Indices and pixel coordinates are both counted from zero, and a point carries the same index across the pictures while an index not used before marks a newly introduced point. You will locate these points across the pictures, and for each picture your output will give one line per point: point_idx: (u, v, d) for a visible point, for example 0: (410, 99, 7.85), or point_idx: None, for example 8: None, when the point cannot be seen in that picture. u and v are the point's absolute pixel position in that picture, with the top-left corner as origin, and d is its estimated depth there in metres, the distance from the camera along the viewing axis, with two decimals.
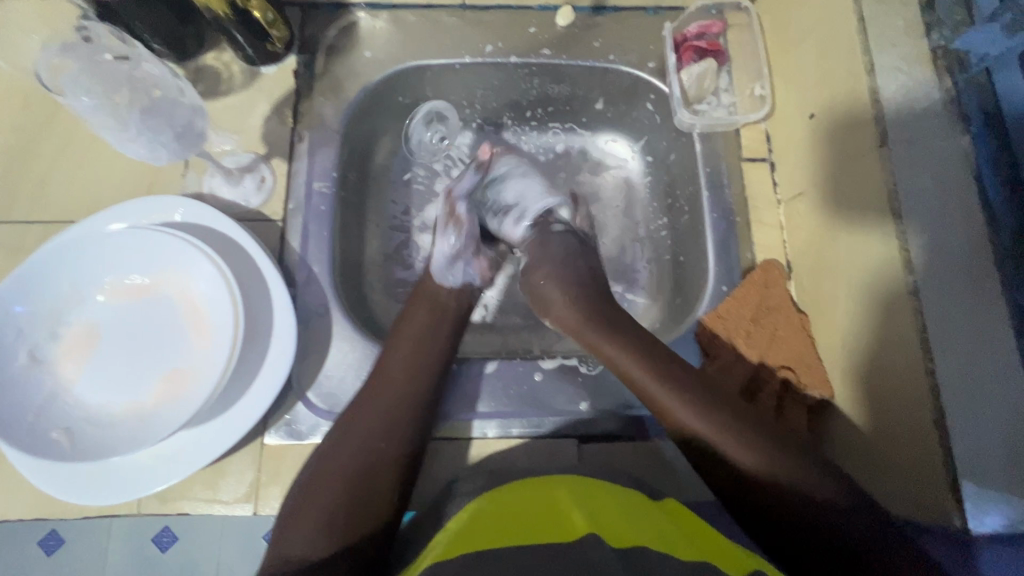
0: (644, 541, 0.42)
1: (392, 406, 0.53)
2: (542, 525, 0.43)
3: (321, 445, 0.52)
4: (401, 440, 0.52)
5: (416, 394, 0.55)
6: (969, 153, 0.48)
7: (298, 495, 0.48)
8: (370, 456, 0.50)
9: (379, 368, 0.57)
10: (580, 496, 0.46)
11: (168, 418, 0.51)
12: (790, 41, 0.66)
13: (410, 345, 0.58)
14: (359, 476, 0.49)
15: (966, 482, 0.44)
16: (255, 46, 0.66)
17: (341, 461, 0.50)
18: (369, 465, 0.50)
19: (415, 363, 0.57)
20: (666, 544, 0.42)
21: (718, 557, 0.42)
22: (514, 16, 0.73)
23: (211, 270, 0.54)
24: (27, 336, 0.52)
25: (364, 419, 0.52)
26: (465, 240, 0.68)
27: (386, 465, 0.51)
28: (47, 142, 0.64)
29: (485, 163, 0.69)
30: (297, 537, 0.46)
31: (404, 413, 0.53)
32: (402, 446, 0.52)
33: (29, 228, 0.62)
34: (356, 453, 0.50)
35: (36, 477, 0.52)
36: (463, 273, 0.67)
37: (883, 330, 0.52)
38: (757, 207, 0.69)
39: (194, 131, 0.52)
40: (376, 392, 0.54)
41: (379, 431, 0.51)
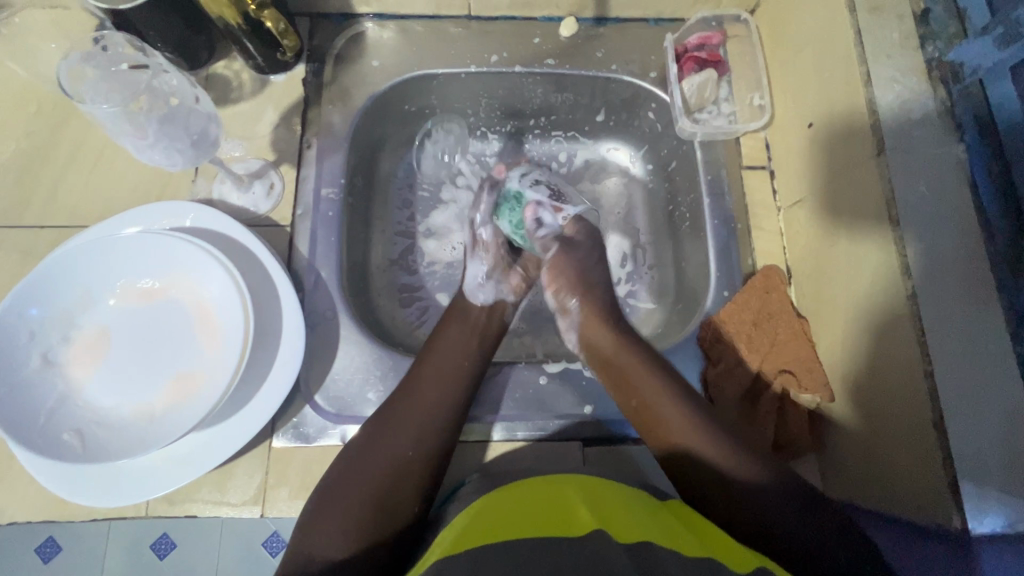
0: (649, 537, 0.43)
1: (424, 415, 0.54)
2: (549, 520, 0.44)
3: (346, 448, 0.53)
4: (430, 449, 0.53)
5: (448, 404, 0.56)
6: (965, 163, 0.51)
7: (321, 495, 0.49)
8: (400, 468, 0.51)
9: (410, 378, 0.58)
10: (587, 494, 0.47)
11: (179, 420, 0.52)
12: (788, 52, 0.68)
13: (442, 357, 0.60)
14: (388, 481, 0.50)
15: (966, 482, 0.45)
16: (265, 55, 0.67)
17: (369, 465, 0.51)
18: (396, 471, 0.51)
19: (448, 374, 0.58)
20: (671, 540, 0.43)
21: (723, 554, 0.42)
22: (519, 27, 0.74)
23: (221, 275, 0.55)
24: (39, 339, 0.53)
25: (395, 426, 0.53)
26: (494, 258, 0.70)
27: (414, 478, 0.51)
28: (59, 147, 0.65)
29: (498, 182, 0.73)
30: (316, 547, 0.46)
31: (436, 423, 0.55)
32: (436, 459, 0.53)
33: (40, 232, 0.63)
34: (387, 459, 0.51)
35: (46, 478, 0.53)
36: (493, 291, 0.69)
37: (883, 335, 0.53)
38: (757, 213, 0.70)
39: (209, 139, 0.53)
40: (405, 402, 0.55)
41: (407, 446, 0.52)
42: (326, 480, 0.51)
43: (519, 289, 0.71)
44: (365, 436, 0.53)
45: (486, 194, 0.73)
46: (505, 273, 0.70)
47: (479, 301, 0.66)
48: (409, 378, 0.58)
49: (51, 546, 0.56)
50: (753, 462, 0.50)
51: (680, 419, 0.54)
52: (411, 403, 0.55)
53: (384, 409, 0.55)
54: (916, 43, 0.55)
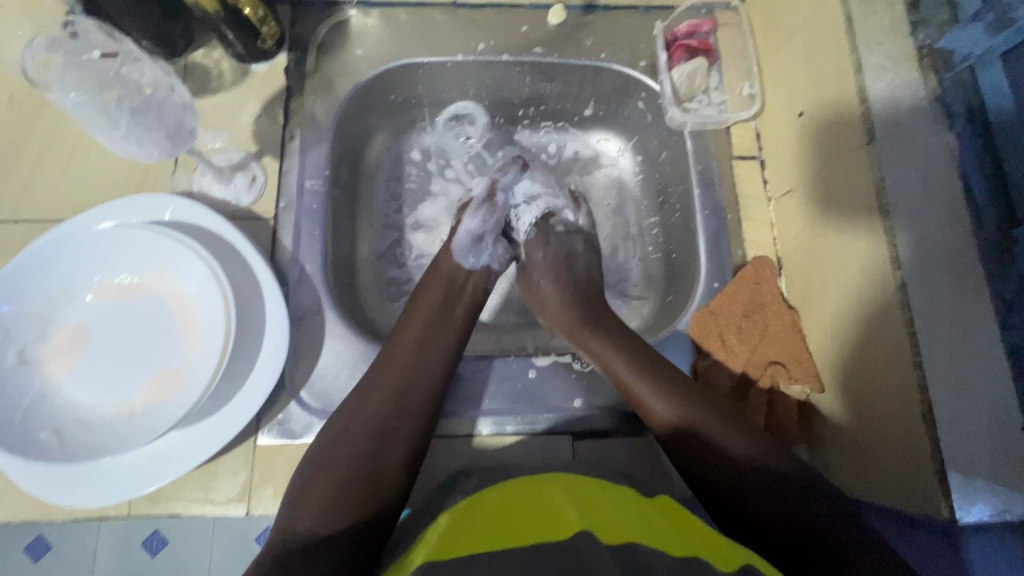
0: (637, 538, 0.42)
1: (407, 389, 0.53)
2: (536, 522, 0.43)
3: (328, 425, 0.52)
4: (412, 419, 0.52)
5: (429, 377, 0.55)
6: (955, 152, 0.50)
7: (306, 472, 0.48)
8: (381, 434, 0.50)
9: (389, 349, 0.57)
10: (572, 494, 0.47)
11: (160, 417, 0.51)
12: (779, 41, 0.67)
13: (423, 329, 0.58)
14: (371, 454, 0.49)
15: (953, 473, 0.44)
16: (245, 43, 0.65)
17: (353, 435, 0.50)
18: (381, 443, 0.50)
19: (428, 345, 0.57)
20: (659, 540, 0.43)
21: (710, 551, 0.42)
22: (507, 15, 0.73)
23: (201, 269, 0.54)
24: (14, 337, 0.52)
25: (376, 396, 0.52)
26: (493, 221, 0.69)
27: (396, 446, 0.50)
28: (32, 140, 0.63)
29: (495, 200, 0.68)
30: (300, 525, 0.45)
31: (418, 396, 0.54)
32: (416, 425, 0.52)
33: (15, 227, 0.61)
34: (371, 429, 0.50)
35: (25, 480, 0.51)
36: (484, 254, 0.67)
37: (871, 324, 0.53)
38: (747, 204, 0.69)
39: (185, 131, 0.51)
40: (388, 375, 0.54)
41: (388, 417, 0.51)
42: (310, 457, 0.49)
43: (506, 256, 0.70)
44: (347, 411, 0.51)
45: (479, 211, 0.68)
46: (495, 240, 0.69)
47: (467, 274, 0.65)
48: (387, 352, 0.56)
49: (40, 544, 0.55)
50: (723, 426, 0.52)
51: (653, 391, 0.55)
52: (393, 375, 0.54)
53: (363, 382, 0.54)
54: (907, 30, 0.54)
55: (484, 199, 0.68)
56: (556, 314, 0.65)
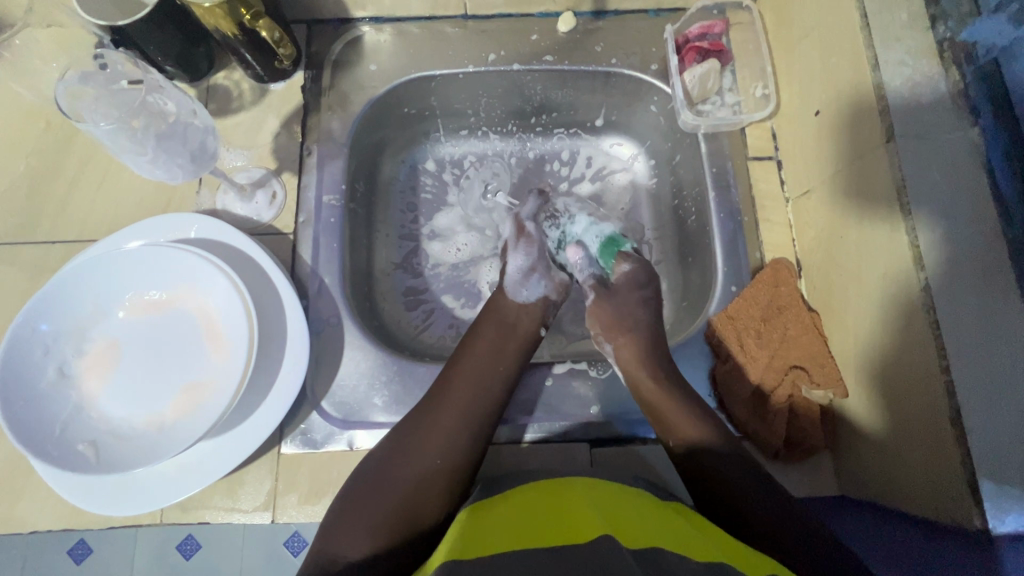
0: (658, 543, 0.42)
1: (456, 425, 0.53)
2: (556, 526, 0.43)
3: (378, 447, 0.53)
4: (459, 455, 0.52)
5: (479, 414, 0.55)
6: (980, 147, 0.49)
7: (348, 496, 0.49)
8: (428, 466, 0.51)
9: (446, 382, 0.57)
10: (592, 500, 0.46)
11: (189, 428, 0.53)
12: (793, 38, 0.66)
13: (476, 364, 0.58)
14: (416, 485, 0.49)
15: (986, 481, 0.43)
16: (263, 65, 0.67)
17: (400, 464, 0.51)
18: (425, 483, 0.50)
19: (486, 382, 0.57)
20: (680, 545, 0.42)
21: (732, 556, 0.41)
22: (517, 25, 0.74)
23: (225, 284, 0.56)
24: (54, 352, 0.54)
25: (427, 429, 0.53)
26: (537, 254, 0.70)
27: (441, 481, 0.50)
28: (68, 163, 0.66)
29: (547, 193, 0.76)
30: (340, 549, 0.46)
31: (469, 436, 0.53)
32: (461, 460, 0.52)
33: (52, 247, 0.64)
34: (417, 461, 0.51)
35: (63, 489, 0.54)
36: (537, 287, 0.67)
37: (897, 327, 0.51)
38: (764, 205, 0.68)
39: (207, 152, 0.52)
40: (444, 411, 0.54)
41: (436, 450, 0.52)
42: (353, 484, 0.51)
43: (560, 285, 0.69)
44: (393, 442, 0.53)
45: (533, 198, 0.75)
46: (549, 271, 0.69)
47: (516, 308, 0.65)
48: (442, 385, 0.57)
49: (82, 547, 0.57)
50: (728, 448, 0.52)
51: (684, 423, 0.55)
52: (449, 407, 0.54)
53: (416, 413, 0.55)
54: (927, 24, 0.53)
55: (518, 237, 0.71)
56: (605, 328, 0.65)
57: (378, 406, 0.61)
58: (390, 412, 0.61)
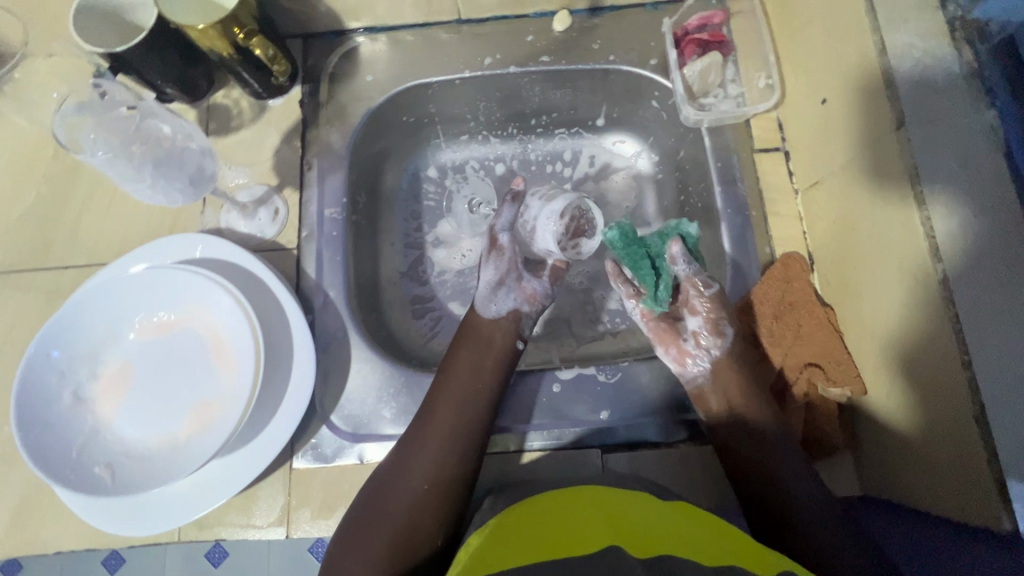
0: (669, 547, 0.41)
1: (441, 451, 0.55)
2: (563, 535, 0.43)
3: (373, 475, 0.55)
4: (446, 480, 0.54)
5: (463, 437, 0.56)
6: (998, 129, 0.45)
7: (344, 530, 0.51)
8: (417, 495, 0.53)
9: (431, 404, 0.58)
10: (598, 506, 0.46)
11: (201, 448, 0.53)
12: (796, 25, 0.64)
13: (455, 386, 0.59)
14: (408, 516, 0.51)
15: (1015, 482, 0.40)
16: (261, 82, 0.67)
17: (391, 497, 0.53)
18: (417, 514, 0.52)
19: (470, 402, 0.58)
20: (691, 547, 0.41)
21: (744, 556, 0.41)
22: (511, 26, 0.73)
23: (230, 303, 0.56)
24: (69, 377, 0.55)
25: (412, 457, 0.55)
26: (507, 265, 0.68)
27: (432, 508, 0.52)
28: (76, 189, 0.68)
29: (520, 193, 0.68)
30: None
31: (457, 459, 0.55)
32: (448, 484, 0.54)
33: (64, 272, 0.65)
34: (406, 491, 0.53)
35: (83, 510, 0.55)
36: (507, 301, 0.67)
37: (918, 320, 0.49)
38: (773, 198, 0.66)
39: (206, 174, 0.52)
40: (428, 438, 0.56)
41: (424, 478, 0.53)
42: (350, 515, 0.53)
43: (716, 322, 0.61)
44: (384, 473, 0.54)
45: (508, 205, 0.69)
46: (518, 281, 0.68)
47: (492, 324, 0.65)
48: (424, 410, 0.58)
49: (115, 558, 0.58)
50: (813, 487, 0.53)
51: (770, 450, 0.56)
52: (431, 435, 0.56)
53: (402, 442, 0.56)
54: (936, 3, 0.50)
55: (489, 248, 0.69)
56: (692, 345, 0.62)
57: (387, 418, 0.61)
58: (398, 423, 0.61)
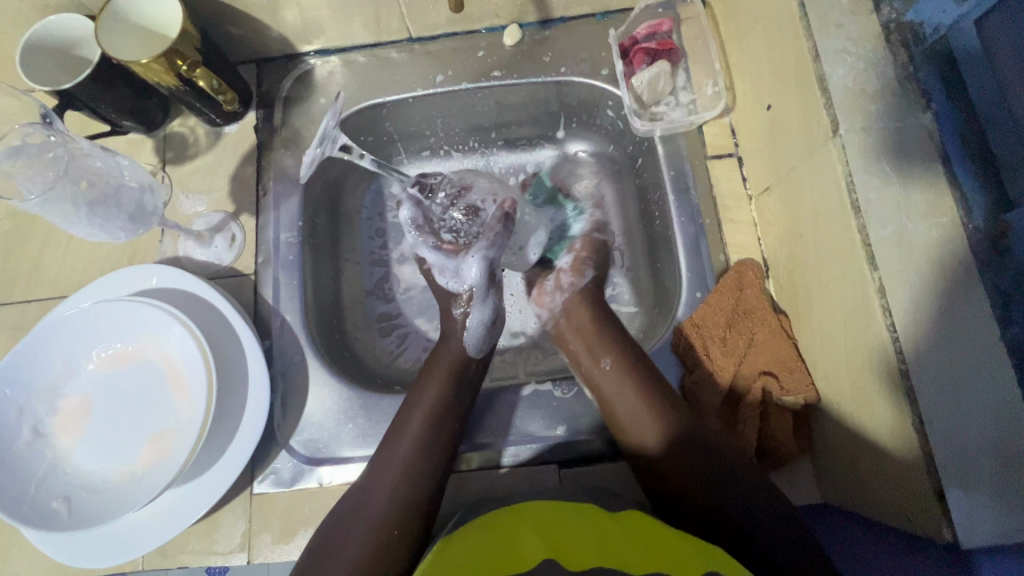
0: (600, 559, 0.42)
1: (408, 486, 0.53)
2: (506, 550, 0.43)
3: (335, 507, 0.53)
4: (414, 516, 0.52)
5: (432, 469, 0.54)
6: (936, 132, 0.46)
7: (307, 563, 0.50)
8: (383, 532, 0.50)
9: (396, 431, 0.56)
10: (539, 519, 0.47)
11: (157, 478, 0.54)
12: (741, 30, 0.64)
13: (426, 417, 0.57)
14: (373, 554, 0.49)
15: (953, 489, 0.41)
16: (214, 110, 0.68)
17: (355, 533, 0.51)
18: (383, 551, 0.50)
19: (438, 432, 0.56)
20: (620, 558, 0.42)
21: (671, 563, 0.42)
22: (462, 42, 0.73)
23: (181, 332, 0.57)
24: (28, 413, 0.56)
25: (378, 491, 0.53)
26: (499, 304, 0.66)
27: (398, 544, 0.50)
28: (37, 224, 0.69)
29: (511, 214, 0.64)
30: None
31: (418, 492, 0.53)
32: (415, 520, 0.52)
33: (27, 306, 0.66)
34: (371, 529, 0.51)
35: (45, 543, 0.56)
36: (492, 338, 0.65)
37: (858, 327, 0.48)
38: (727, 204, 0.66)
39: (147, 209, 0.53)
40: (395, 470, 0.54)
41: (392, 515, 0.51)
42: (312, 549, 0.51)
43: (583, 265, 0.70)
44: (349, 506, 0.52)
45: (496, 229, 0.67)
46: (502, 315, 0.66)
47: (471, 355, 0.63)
48: (392, 439, 0.56)
49: None
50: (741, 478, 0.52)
51: (627, 416, 0.56)
52: (398, 468, 0.54)
53: (370, 474, 0.54)
54: (869, 6, 0.50)
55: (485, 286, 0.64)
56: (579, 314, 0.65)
57: (345, 441, 0.61)
58: (357, 445, 0.61)
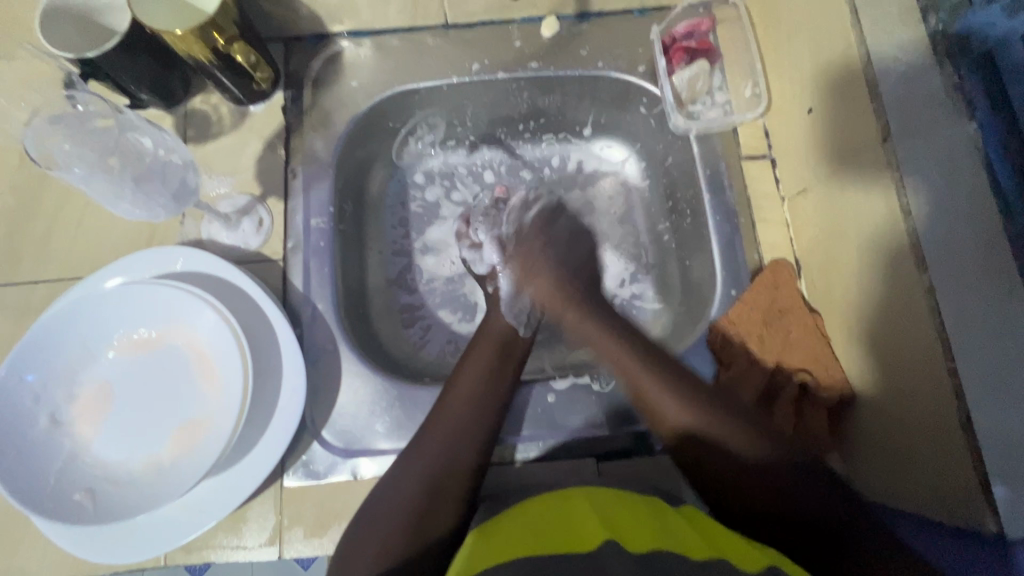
0: (661, 544, 0.41)
1: (454, 447, 0.51)
2: (564, 535, 0.42)
3: (375, 487, 0.51)
4: (462, 479, 0.50)
5: (480, 433, 0.52)
6: (978, 140, 0.44)
7: (351, 536, 0.48)
8: (431, 492, 0.48)
9: (444, 396, 0.55)
10: (598, 504, 0.45)
11: (187, 470, 0.51)
12: (782, 34, 0.65)
13: (473, 384, 0.55)
14: (422, 513, 0.47)
15: (999, 485, 0.42)
16: (241, 87, 0.65)
17: (403, 493, 0.48)
18: (431, 510, 0.48)
19: (485, 396, 0.54)
20: (682, 545, 0.41)
21: (732, 554, 0.41)
22: (499, 31, 0.72)
23: (214, 318, 0.54)
24: (45, 401, 0.53)
25: (424, 450, 0.51)
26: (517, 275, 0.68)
27: (446, 505, 0.48)
28: (45, 200, 0.65)
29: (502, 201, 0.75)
30: None
31: (456, 482, 0.49)
32: (463, 482, 0.50)
33: (35, 286, 0.62)
34: (420, 487, 0.49)
35: (61, 538, 0.53)
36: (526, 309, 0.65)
37: (904, 324, 0.50)
38: (760, 205, 0.67)
39: (189, 187, 0.53)
40: (442, 431, 0.52)
41: (439, 474, 0.49)
42: (354, 527, 0.48)
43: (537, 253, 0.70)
44: (397, 468, 0.51)
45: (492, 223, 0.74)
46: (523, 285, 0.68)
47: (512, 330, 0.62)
48: (440, 403, 0.54)
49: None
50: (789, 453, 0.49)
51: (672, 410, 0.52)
52: (447, 429, 0.52)
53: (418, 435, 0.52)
54: None
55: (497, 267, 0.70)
56: (546, 291, 0.65)
57: (380, 433, 0.60)
58: (392, 438, 0.60)
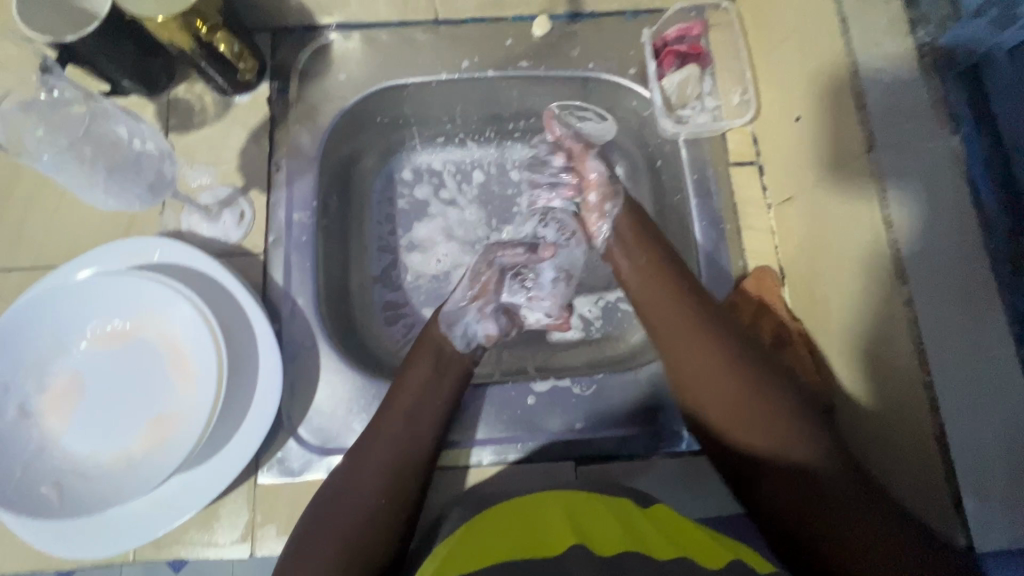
0: (627, 543, 0.41)
1: (394, 461, 0.52)
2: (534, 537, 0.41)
3: (324, 489, 0.52)
4: (404, 494, 0.52)
5: (417, 449, 0.54)
6: (961, 155, 0.47)
7: (299, 535, 0.49)
8: (372, 505, 0.50)
9: (380, 412, 0.55)
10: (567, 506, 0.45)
11: (157, 466, 0.50)
12: (772, 40, 0.65)
13: (408, 397, 0.56)
14: (365, 527, 0.49)
15: (969, 499, 0.43)
16: (226, 77, 0.64)
17: (347, 506, 0.50)
18: (371, 526, 0.49)
19: (420, 412, 0.55)
20: (646, 546, 0.41)
21: (699, 554, 0.41)
22: (489, 29, 0.71)
23: (189, 311, 0.54)
24: (15, 390, 0.52)
25: (364, 463, 0.52)
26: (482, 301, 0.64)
27: (388, 520, 0.50)
28: (21, 185, 0.63)
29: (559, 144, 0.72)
30: None
31: (393, 496, 0.51)
32: (399, 498, 0.51)
33: (7, 275, 0.61)
34: (364, 503, 0.50)
35: (28, 531, 0.52)
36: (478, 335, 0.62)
37: (880, 336, 0.50)
38: (747, 212, 0.67)
39: (166, 179, 0.52)
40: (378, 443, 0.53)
41: (376, 488, 0.51)
42: (304, 526, 0.50)
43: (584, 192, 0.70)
44: (341, 473, 0.52)
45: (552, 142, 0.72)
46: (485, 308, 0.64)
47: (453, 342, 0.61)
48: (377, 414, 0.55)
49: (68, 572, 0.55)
50: (798, 439, 0.47)
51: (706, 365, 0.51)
52: (382, 443, 0.53)
53: (357, 446, 0.54)
54: (906, 28, 0.50)
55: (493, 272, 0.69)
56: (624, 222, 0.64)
57: (357, 431, 0.59)
58: None
